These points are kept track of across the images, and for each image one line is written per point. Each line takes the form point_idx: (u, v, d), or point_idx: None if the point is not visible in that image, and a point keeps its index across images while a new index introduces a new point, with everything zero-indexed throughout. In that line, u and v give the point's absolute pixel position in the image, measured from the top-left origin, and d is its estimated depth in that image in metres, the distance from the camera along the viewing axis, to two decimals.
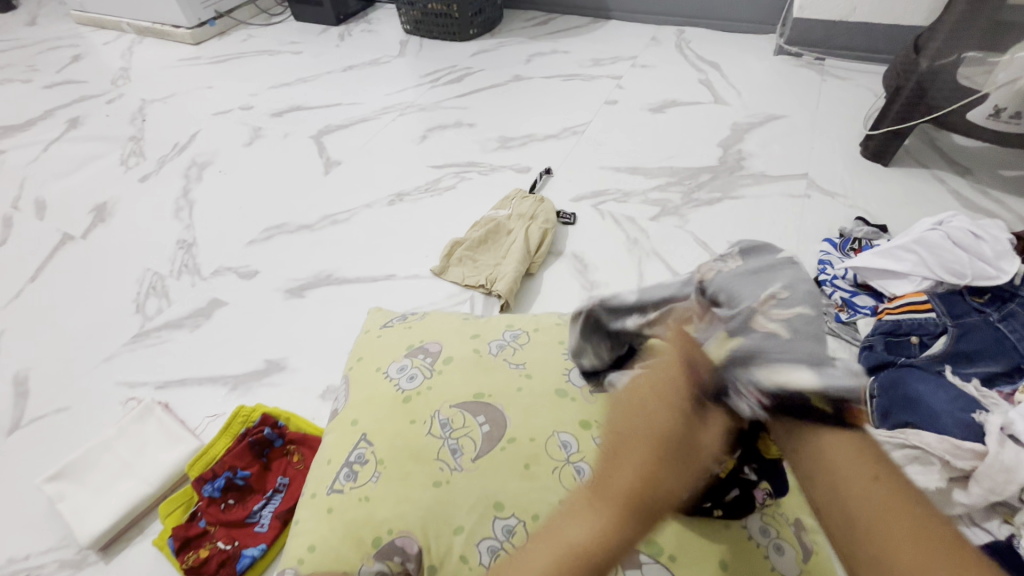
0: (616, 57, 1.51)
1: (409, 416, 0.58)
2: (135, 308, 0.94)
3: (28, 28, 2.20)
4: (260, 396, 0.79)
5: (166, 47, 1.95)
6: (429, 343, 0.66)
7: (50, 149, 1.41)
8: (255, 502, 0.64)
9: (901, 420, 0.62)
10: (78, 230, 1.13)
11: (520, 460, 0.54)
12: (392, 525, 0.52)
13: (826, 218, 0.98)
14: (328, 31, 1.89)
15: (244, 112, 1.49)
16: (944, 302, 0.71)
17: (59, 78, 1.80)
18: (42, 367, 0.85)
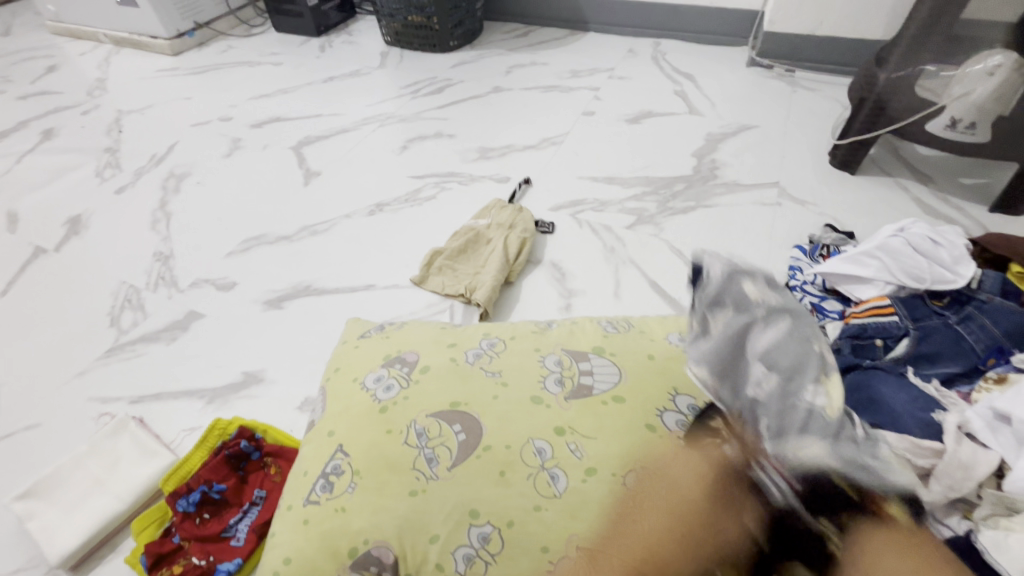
0: (594, 69, 1.54)
1: (385, 426, 0.59)
2: (110, 322, 0.93)
3: (2, 39, 2.17)
4: (238, 408, 0.79)
5: (145, 57, 1.94)
6: (406, 353, 0.66)
7: (23, 160, 1.39)
8: (231, 515, 0.64)
9: (865, 421, 0.64)
10: (51, 243, 1.11)
11: (495, 467, 0.55)
12: (367, 535, 0.52)
13: (796, 225, 1.01)
14: (309, 42, 1.90)
15: (224, 123, 1.49)
16: (906, 306, 0.74)
17: (33, 89, 1.77)
18: (12, 383, 0.84)
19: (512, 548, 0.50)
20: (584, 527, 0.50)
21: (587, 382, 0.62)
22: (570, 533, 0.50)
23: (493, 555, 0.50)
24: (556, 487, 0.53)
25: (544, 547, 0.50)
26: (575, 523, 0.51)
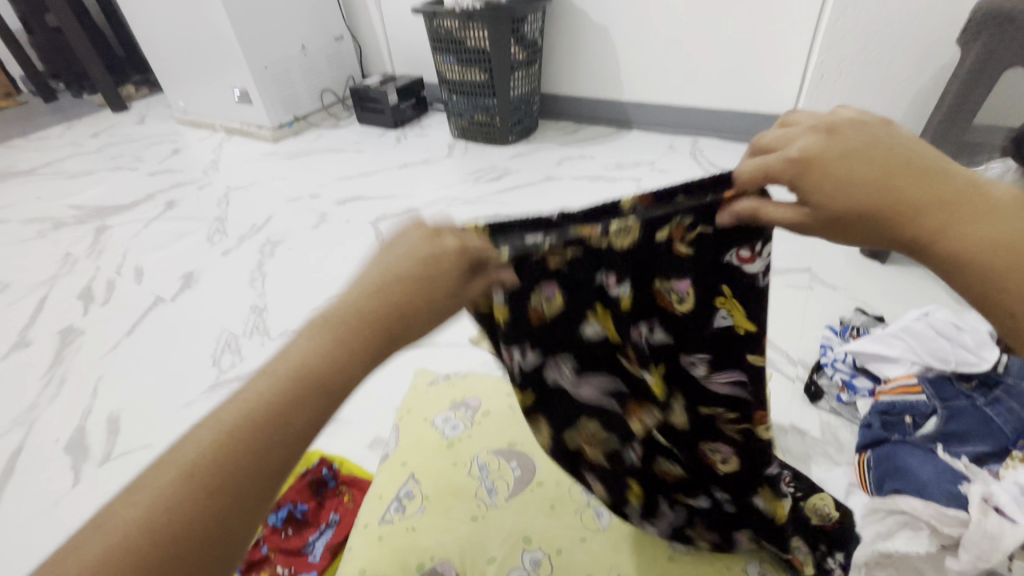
0: (637, 162, 1.72)
1: (452, 459, 0.70)
2: (212, 362, 1.09)
3: (138, 127, 2.62)
4: (317, 442, 0.90)
5: (250, 144, 2.29)
6: (470, 398, 0.78)
7: (150, 226, 1.66)
8: (310, 533, 0.73)
9: (893, 487, 0.69)
10: (168, 294, 1.32)
11: (546, 502, 0.64)
12: (434, 553, 0.60)
13: (828, 308, 1.08)
14: (387, 134, 2.20)
15: (313, 200, 1.73)
16: (933, 386, 0.78)
17: (160, 167, 2.12)
18: (131, 409, 0.99)
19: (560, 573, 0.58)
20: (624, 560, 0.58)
21: None
22: (612, 564, 0.58)
23: None
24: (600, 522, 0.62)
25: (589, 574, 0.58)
26: (617, 556, 0.59)
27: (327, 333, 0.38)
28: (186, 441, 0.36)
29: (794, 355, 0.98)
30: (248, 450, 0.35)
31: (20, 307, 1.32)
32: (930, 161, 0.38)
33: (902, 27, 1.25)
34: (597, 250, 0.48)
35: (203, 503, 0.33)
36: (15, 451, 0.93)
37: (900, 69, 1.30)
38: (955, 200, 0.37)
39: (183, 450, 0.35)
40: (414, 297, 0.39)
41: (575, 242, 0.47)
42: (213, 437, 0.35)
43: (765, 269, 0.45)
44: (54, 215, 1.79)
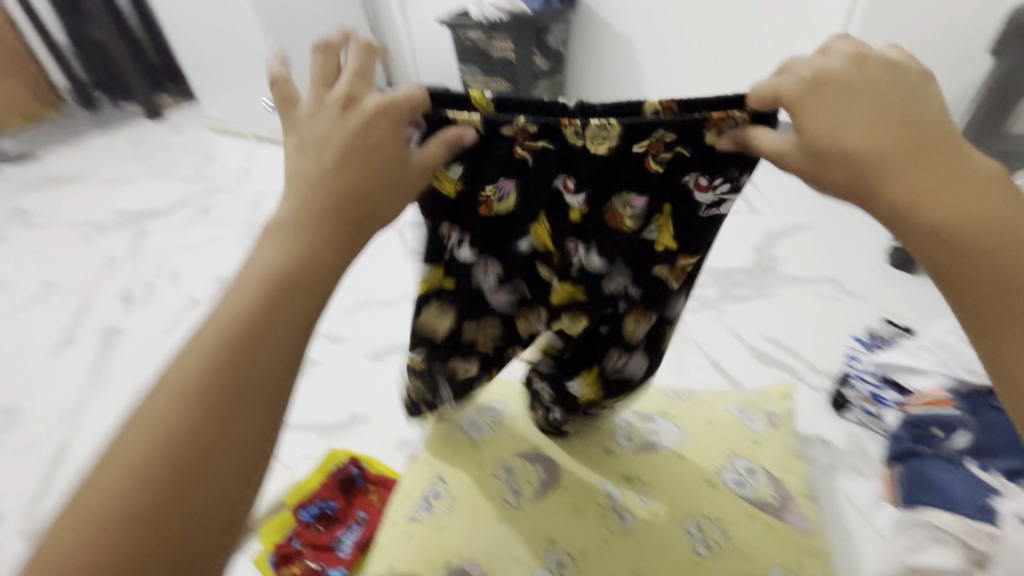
0: None
1: (479, 460, 0.71)
2: None
3: (174, 134, 2.72)
4: (345, 442, 0.93)
5: (280, 151, 2.36)
6: (494, 402, 0.79)
7: (185, 230, 1.73)
8: (340, 530, 0.75)
9: (922, 501, 0.69)
10: (202, 296, 1.37)
11: (571, 505, 0.65)
12: (461, 552, 0.62)
13: (855, 319, 1.07)
14: None
15: None
16: (965, 401, 0.76)
17: (194, 174, 2.20)
18: None
19: None
20: (647, 564, 0.59)
21: (653, 439, 0.70)
22: (635, 568, 0.59)
23: None
24: (624, 525, 0.62)
25: None
26: (640, 560, 0.60)
27: (286, 235, 0.39)
28: (171, 369, 0.35)
29: (820, 366, 0.97)
30: (232, 360, 0.35)
31: (65, 307, 1.39)
32: (963, 139, 0.37)
33: None
34: (563, 147, 0.48)
35: (220, 413, 0.34)
36: (62, 444, 0.98)
37: None
38: (986, 183, 0.35)
39: (166, 384, 0.34)
40: (362, 200, 0.41)
41: (541, 133, 0.48)
42: (171, 392, 0.34)
43: (712, 204, 0.49)
44: (96, 220, 1.87)
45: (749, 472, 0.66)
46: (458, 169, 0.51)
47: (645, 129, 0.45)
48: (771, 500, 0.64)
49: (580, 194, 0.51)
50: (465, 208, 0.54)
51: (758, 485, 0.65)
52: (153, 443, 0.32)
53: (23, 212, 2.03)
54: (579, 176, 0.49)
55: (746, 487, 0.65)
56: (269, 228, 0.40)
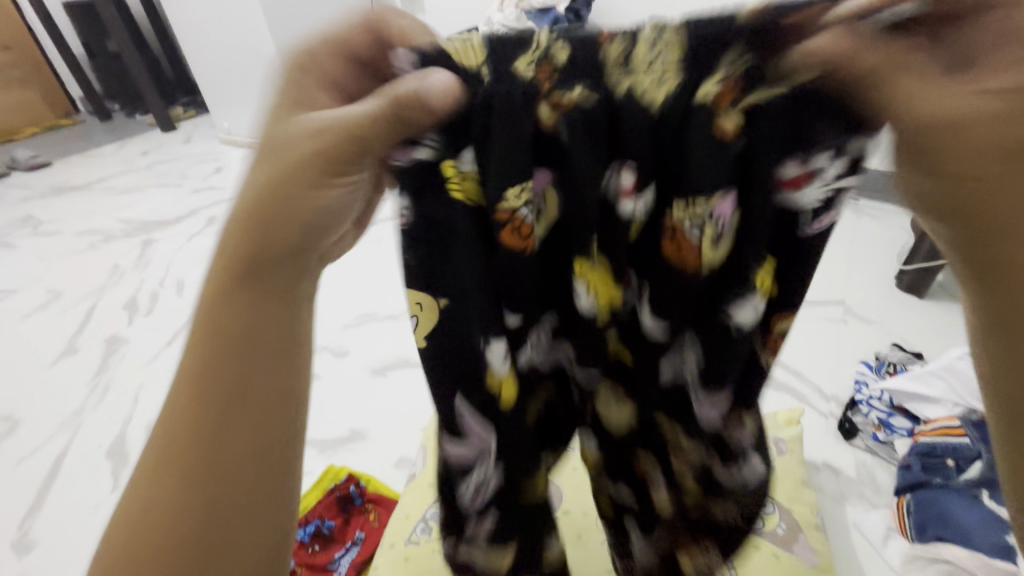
0: None
1: None
2: None
3: (185, 146, 2.75)
4: (344, 459, 0.92)
5: None
6: None
7: (192, 241, 1.73)
8: (336, 550, 0.74)
9: (935, 534, 0.67)
10: None
11: (574, 531, 0.67)
12: None
13: (862, 343, 1.05)
14: None
15: None
16: (978, 430, 0.74)
17: (204, 185, 2.22)
18: None
19: None
20: None
21: None
22: None
23: None
24: None
25: None
26: None
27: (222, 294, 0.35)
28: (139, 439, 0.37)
29: (827, 391, 0.96)
30: (193, 439, 0.34)
31: (69, 316, 1.38)
32: None
33: None
34: (607, 99, 0.31)
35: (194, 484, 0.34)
36: (59, 455, 0.96)
37: None
38: None
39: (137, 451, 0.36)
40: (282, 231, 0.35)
41: (576, 71, 0.31)
42: (152, 487, 0.35)
43: (823, 210, 0.32)
44: (105, 229, 1.88)
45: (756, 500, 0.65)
46: (471, 156, 0.34)
47: (709, 58, 0.29)
48: (779, 531, 0.62)
49: (638, 198, 0.33)
50: (478, 214, 0.34)
51: (765, 515, 0.64)
52: (149, 543, 0.34)
53: (33, 219, 2.05)
54: (637, 157, 0.32)
55: None
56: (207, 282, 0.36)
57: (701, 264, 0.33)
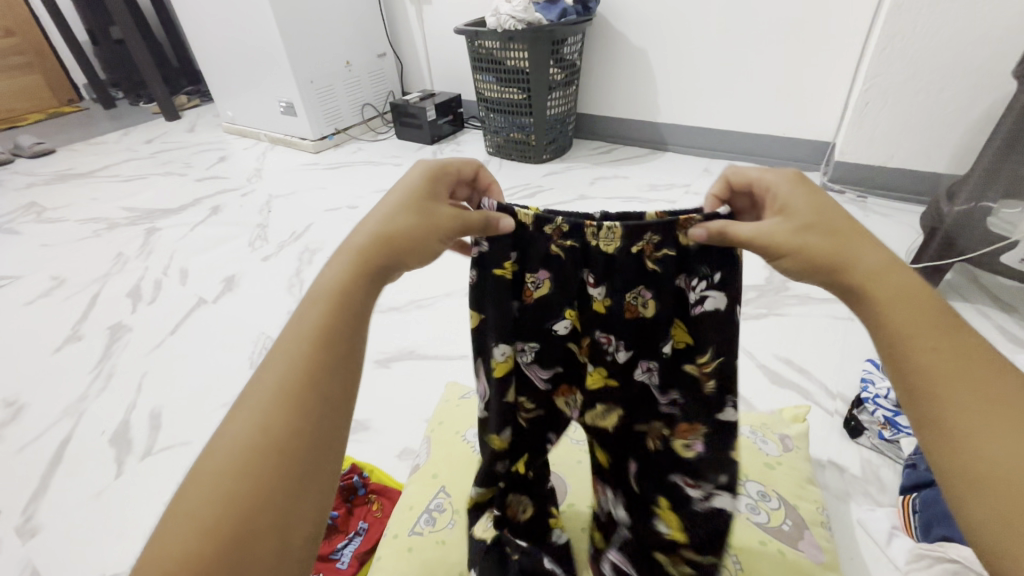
0: (672, 184, 1.71)
1: None
2: (250, 364, 1.12)
3: (189, 135, 2.74)
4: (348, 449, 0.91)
5: (292, 154, 2.38)
6: None
7: (195, 230, 1.73)
8: (339, 540, 0.74)
9: (941, 534, 0.66)
10: (210, 296, 1.37)
11: (578, 523, 0.70)
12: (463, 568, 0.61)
13: (869, 341, 1.05)
14: (424, 148, 2.25)
15: (351, 211, 1.76)
16: None
17: (207, 174, 2.22)
18: (172, 406, 1.02)
19: None
20: None
21: None
22: None
23: None
24: None
25: None
26: None
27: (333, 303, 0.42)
28: (215, 443, 0.36)
29: (833, 389, 0.95)
30: (292, 422, 0.37)
31: (73, 303, 1.38)
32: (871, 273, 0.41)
33: (952, 56, 1.23)
34: (586, 248, 0.51)
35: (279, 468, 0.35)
36: (63, 441, 0.97)
37: (950, 99, 1.28)
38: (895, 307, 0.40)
39: (217, 451, 0.35)
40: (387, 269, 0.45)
41: (572, 233, 0.50)
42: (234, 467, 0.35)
43: (697, 301, 0.49)
44: (108, 216, 1.88)
45: (761, 497, 0.65)
46: (510, 258, 0.52)
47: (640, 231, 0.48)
48: (785, 527, 0.62)
49: (601, 288, 0.52)
50: (516, 292, 0.54)
51: (770, 511, 0.63)
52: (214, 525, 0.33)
53: (37, 206, 2.04)
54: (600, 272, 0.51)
55: (758, 513, 0.63)
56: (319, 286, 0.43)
57: (641, 317, 0.52)
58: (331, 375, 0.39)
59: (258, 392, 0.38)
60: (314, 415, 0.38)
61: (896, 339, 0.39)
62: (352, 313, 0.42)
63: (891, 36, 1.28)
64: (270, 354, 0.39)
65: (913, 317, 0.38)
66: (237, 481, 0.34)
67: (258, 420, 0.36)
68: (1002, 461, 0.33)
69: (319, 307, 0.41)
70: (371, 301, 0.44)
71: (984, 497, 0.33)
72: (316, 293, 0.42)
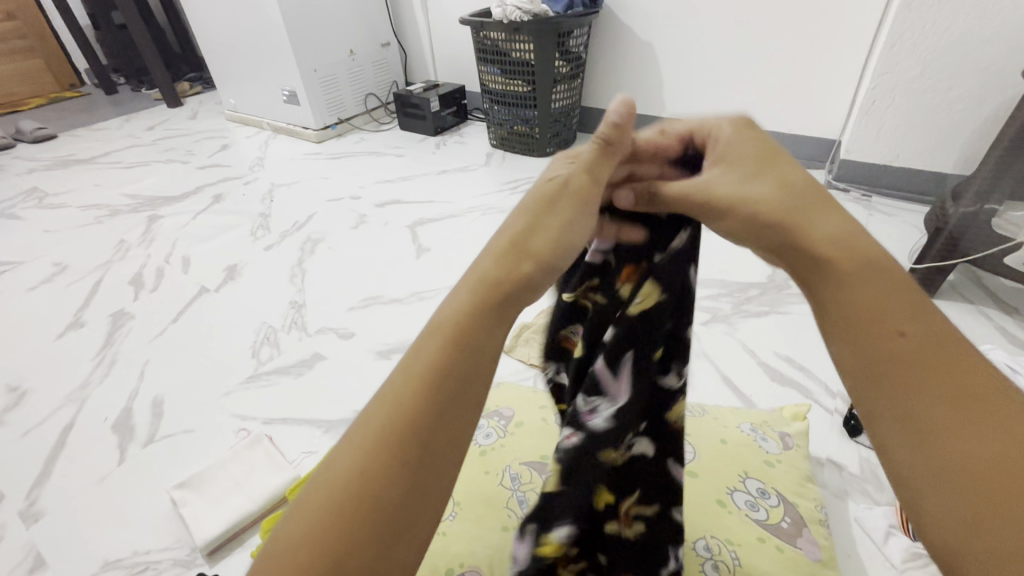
0: None
1: (485, 467, 0.71)
2: (251, 354, 1.12)
3: (190, 122, 2.73)
4: None
5: (295, 143, 2.37)
6: (503, 408, 0.80)
7: (198, 218, 1.73)
8: None
9: None
10: (212, 285, 1.37)
11: None
12: (462, 559, 0.61)
13: None
14: (427, 139, 2.24)
15: (354, 201, 1.76)
16: None
17: (210, 162, 2.21)
18: (174, 394, 1.03)
19: None
20: None
21: None
22: None
23: None
24: None
25: None
26: None
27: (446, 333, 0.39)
28: (329, 463, 0.36)
29: (833, 387, 0.95)
30: (405, 461, 0.35)
31: (75, 289, 1.39)
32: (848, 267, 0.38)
33: (960, 55, 1.23)
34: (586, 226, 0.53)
35: (372, 508, 0.34)
36: (66, 426, 0.97)
37: (957, 98, 1.27)
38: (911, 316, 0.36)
39: (337, 470, 0.36)
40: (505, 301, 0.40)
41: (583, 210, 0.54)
42: (328, 503, 0.34)
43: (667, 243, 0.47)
44: (110, 203, 1.88)
45: (761, 494, 0.65)
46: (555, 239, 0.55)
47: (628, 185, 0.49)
48: (783, 524, 0.62)
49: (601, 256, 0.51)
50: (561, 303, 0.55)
51: (769, 508, 0.63)
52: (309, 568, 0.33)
53: (39, 191, 2.04)
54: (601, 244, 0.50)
55: (757, 509, 0.63)
56: (437, 316, 0.40)
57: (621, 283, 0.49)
58: (442, 416, 0.37)
59: (378, 420, 0.37)
60: (422, 463, 0.36)
61: (849, 341, 0.37)
62: (472, 350, 0.38)
63: (899, 34, 1.27)
64: (388, 383, 0.38)
65: (873, 318, 0.36)
66: (337, 531, 0.33)
67: (366, 452, 0.36)
68: (971, 455, 0.32)
69: (438, 338, 0.39)
70: (496, 334, 0.40)
71: (940, 498, 0.32)
72: (435, 325, 0.40)
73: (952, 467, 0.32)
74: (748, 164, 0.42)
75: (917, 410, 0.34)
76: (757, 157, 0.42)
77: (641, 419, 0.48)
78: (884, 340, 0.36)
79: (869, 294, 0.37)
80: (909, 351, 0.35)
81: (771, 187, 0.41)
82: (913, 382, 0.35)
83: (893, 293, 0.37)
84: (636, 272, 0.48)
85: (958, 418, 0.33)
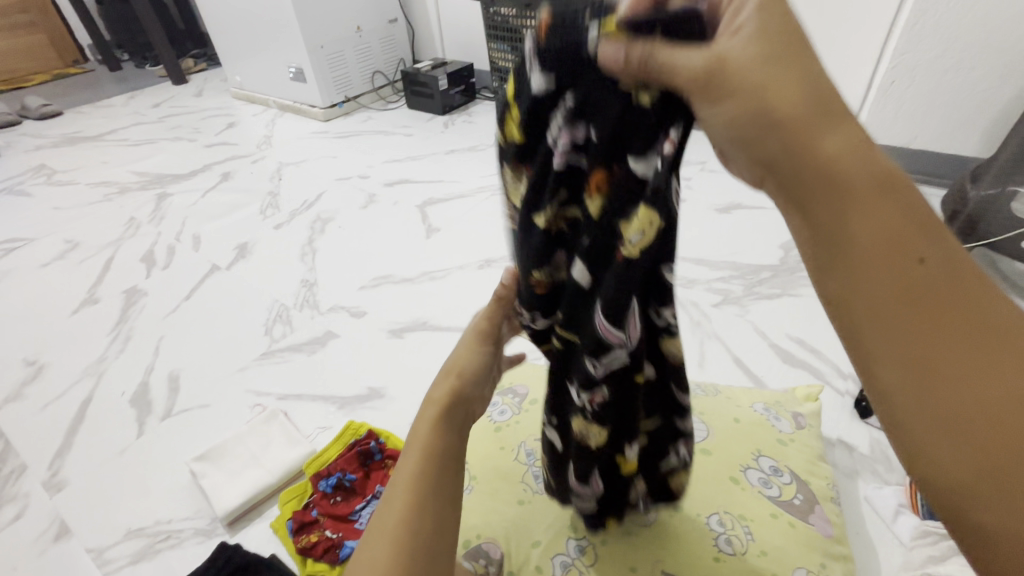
0: (687, 161, 1.68)
1: (501, 442, 0.72)
2: (264, 331, 1.13)
3: (197, 99, 2.71)
4: (363, 416, 0.93)
5: (302, 122, 2.35)
6: (517, 385, 0.80)
7: (207, 196, 1.73)
8: (357, 502, 0.76)
9: None
10: (223, 263, 1.38)
11: None
12: (480, 532, 0.63)
13: None
14: (435, 118, 2.22)
15: (362, 180, 1.75)
16: None
17: (217, 140, 2.20)
18: (189, 370, 1.04)
19: (604, 563, 0.58)
20: (669, 556, 0.58)
21: None
22: (657, 558, 0.58)
23: (587, 566, 0.58)
24: (646, 516, 0.61)
25: (632, 567, 0.57)
26: (662, 551, 0.58)
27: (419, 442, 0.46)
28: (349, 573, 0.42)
29: (845, 369, 0.96)
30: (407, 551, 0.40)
31: (88, 265, 1.39)
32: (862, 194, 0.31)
33: (985, 33, 1.19)
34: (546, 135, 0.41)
35: None
36: (84, 399, 0.99)
37: (980, 78, 1.24)
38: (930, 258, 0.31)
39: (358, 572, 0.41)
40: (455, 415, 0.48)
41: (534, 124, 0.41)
42: None
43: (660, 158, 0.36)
44: (119, 181, 1.88)
45: (774, 471, 0.66)
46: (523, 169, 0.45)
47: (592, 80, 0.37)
48: (796, 501, 0.63)
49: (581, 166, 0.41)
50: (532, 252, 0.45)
51: (783, 486, 0.64)
52: None
53: (47, 168, 2.04)
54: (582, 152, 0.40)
55: (770, 487, 0.64)
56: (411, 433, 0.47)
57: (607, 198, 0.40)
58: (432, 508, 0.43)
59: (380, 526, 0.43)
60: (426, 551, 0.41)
61: (852, 282, 0.31)
62: (440, 459, 0.45)
63: (923, 10, 1.23)
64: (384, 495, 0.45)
65: (875, 256, 0.31)
66: None
67: (375, 550, 0.41)
68: (992, 409, 0.29)
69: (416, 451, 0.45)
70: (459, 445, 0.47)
71: (948, 462, 0.30)
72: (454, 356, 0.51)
73: (977, 433, 0.29)
74: (768, 39, 0.31)
75: (939, 370, 0.30)
76: (777, 32, 0.31)
77: (642, 360, 0.45)
78: (896, 286, 0.30)
79: (878, 226, 0.31)
80: (927, 298, 0.30)
81: (790, 79, 0.31)
82: (928, 340, 0.30)
83: (907, 214, 0.31)
84: (609, 181, 0.39)
85: (975, 373, 0.30)
